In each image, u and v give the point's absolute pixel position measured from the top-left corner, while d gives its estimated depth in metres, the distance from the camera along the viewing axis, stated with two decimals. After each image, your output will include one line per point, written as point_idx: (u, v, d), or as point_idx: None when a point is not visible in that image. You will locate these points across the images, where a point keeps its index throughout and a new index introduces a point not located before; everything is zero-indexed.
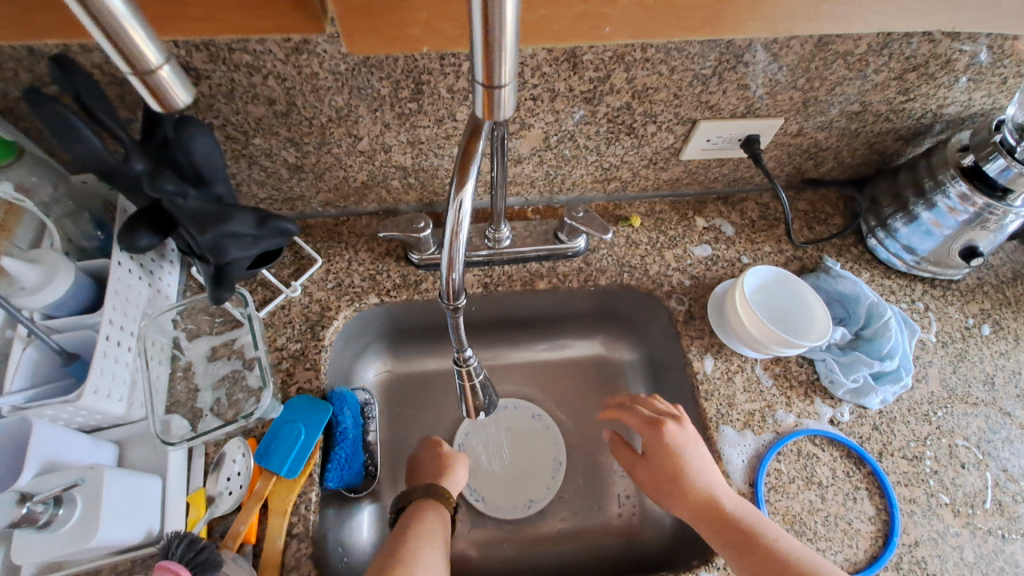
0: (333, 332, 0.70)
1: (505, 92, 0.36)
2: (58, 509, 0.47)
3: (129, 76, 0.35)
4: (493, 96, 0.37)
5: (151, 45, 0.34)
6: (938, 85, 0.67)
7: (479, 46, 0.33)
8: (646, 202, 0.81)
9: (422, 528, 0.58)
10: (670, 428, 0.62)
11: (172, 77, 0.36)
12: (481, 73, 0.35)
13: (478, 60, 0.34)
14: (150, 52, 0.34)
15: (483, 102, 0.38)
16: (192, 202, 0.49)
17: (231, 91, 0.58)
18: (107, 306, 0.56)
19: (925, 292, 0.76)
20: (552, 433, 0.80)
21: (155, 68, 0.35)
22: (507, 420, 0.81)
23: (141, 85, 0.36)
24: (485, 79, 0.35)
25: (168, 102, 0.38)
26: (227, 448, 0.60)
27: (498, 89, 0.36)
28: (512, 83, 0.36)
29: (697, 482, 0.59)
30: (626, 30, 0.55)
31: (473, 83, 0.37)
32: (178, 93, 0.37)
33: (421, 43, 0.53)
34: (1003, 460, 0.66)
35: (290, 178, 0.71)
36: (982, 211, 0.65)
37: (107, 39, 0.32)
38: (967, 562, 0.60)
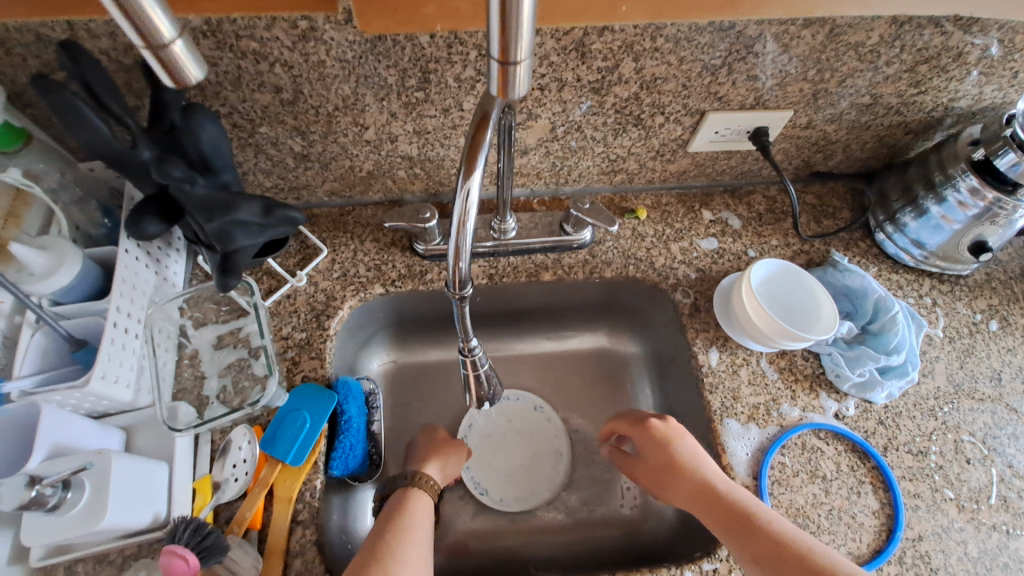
0: (338, 321, 0.70)
1: (520, 70, 0.36)
2: (66, 491, 0.48)
3: (142, 50, 0.35)
4: (507, 73, 0.36)
5: (164, 18, 0.33)
6: (950, 78, 0.67)
7: (496, 27, 0.33)
8: (652, 195, 0.81)
9: (405, 521, 0.57)
10: (658, 426, 0.64)
11: (185, 51, 0.36)
12: (497, 50, 0.35)
13: (492, 36, 0.34)
14: (163, 25, 0.34)
15: (497, 79, 0.37)
16: (200, 189, 0.51)
17: (238, 78, 0.58)
18: (114, 293, 0.56)
19: (933, 287, 0.76)
20: (554, 426, 0.80)
21: (168, 42, 0.35)
22: (509, 411, 0.81)
23: (153, 60, 0.36)
24: (499, 56, 0.35)
25: (180, 77, 0.38)
26: (233, 435, 0.61)
27: (511, 66, 0.36)
28: (528, 60, 0.36)
29: (694, 475, 0.59)
30: (642, 10, 0.54)
31: (488, 60, 0.37)
32: (190, 68, 0.37)
33: (433, 22, 0.53)
34: (1009, 455, 0.66)
35: (296, 167, 0.70)
36: (993, 206, 0.64)
37: (121, 12, 0.32)
38: (971, 557, 0.60)
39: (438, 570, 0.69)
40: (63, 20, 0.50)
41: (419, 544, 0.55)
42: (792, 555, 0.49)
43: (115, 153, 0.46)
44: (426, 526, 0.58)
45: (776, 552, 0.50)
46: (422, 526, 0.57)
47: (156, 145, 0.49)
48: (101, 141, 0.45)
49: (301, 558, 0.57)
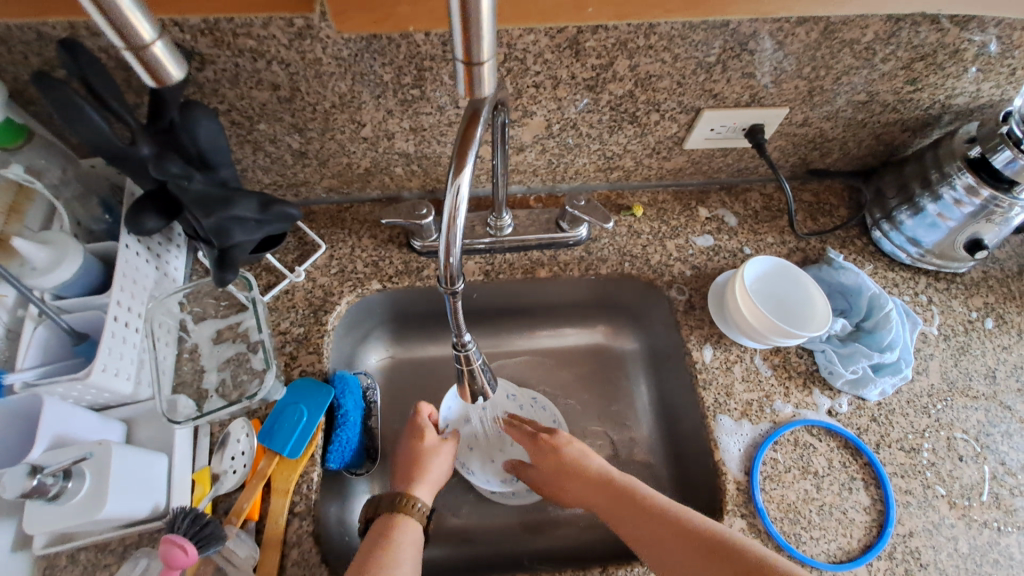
0: (335, 317, 0.71)
1: (484, 69, 0.37)
2: (68, 481, 0.49)
3: (124, 52, 0.37)
4: (473, 74, 0.38)
5: (147, 23, 0.36)
6: (946, 75, 0.66)
7: (458, 35, 0.35)
8: (649, 192, 0.81)
9: (394, 545, 0.57)
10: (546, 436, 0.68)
11: (165, 53, 0.38)
12: (461, 52, 0.36)
13: (456, 41, 0.35)
14: (143, 27, 0.36)
15: (463, 80, 0.39)
16: (196, 184, 0.51)
17: (236, 76, 0.58)
18: (115, 288, 0.57)
19: (929, 285, 0.76)
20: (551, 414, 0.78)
21: (149, 44, 0.37)
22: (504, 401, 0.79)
23: (135, 60, 0.38)
24: (464, 56, 0.36)
25: (161, 75, 0.40)
26: (232, 428, 0.62)
27: (477, 66, 0.37)
28: (491, 59, 0.37)
29: (592, 475, 0.64)
30: (609, 12, 0.55)
31: (455, 62, 0.38)
32: (170, 66, 0.39)
33: (407, 22, 0.54)
34: (1001, 453, 0.66)
35: (294, 164, 0.71)
36: (988, 204, 0.64)
37: (105, 20, 0.34)
38: (962, 553, 0.60)
39: (433, 562, 0.70)
40: (63, 18, 0.51)
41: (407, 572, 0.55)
42: (677, 533, 0.55)
43: (113, 150, 0.47)
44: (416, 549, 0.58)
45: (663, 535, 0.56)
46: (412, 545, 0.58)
47: (154, 141, 0.50)
48: (100, 138, 0.46)
49: (298, 548, 0.58)
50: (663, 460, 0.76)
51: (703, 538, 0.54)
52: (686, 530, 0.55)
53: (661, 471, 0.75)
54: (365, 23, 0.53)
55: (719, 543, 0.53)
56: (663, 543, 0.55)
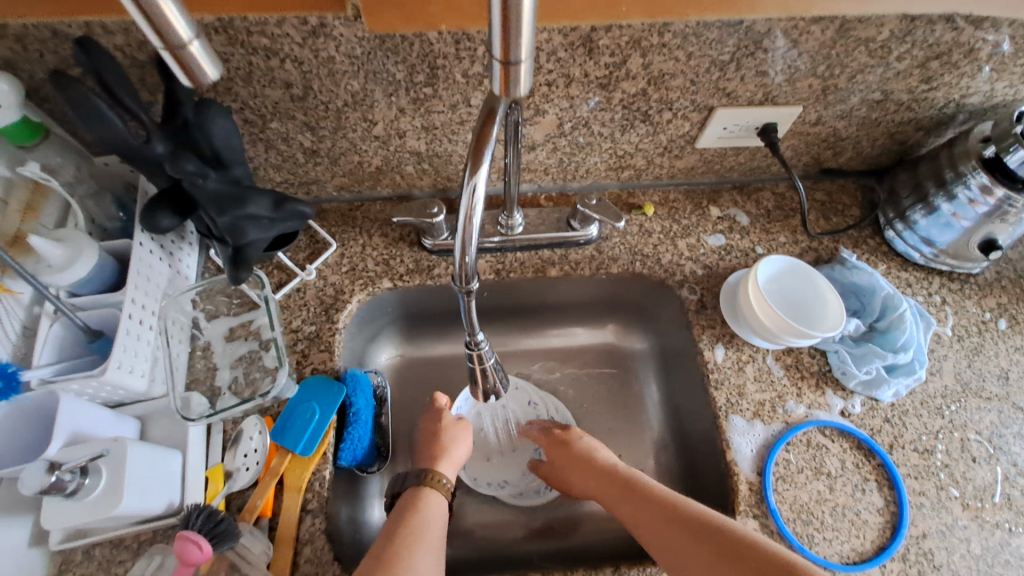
0: (347, 315, 0.71)
1: (520, 69, 0.37)
2: (84, 477, 0.49)
3: (162, 51, 0.36)
4: (509, 72, 0.38)
5: (184, 21, 0.34)
6: (961, 74, 0.66)
7: (498, 33, 0.35)
8: (660, 191, 0.81)
9: (420, 517, 0.58)
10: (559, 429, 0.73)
11: (201, 53, 0.37)
12: (499, 50, 0.36)
13: (496, 35, 0.35)
14: (182, 28, 0.35)
15: (500, 77, 0.38)
16: (211, 183, 0.51)
17: (249, 74, 0.58)
18: (129, 285, 0.57)
19: (942, 285, 0.75)
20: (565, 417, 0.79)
21: (186, 43, 0.36)
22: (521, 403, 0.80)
23: (172, 60, 0.37)
24: (502, 55, 0.36)
25: (197, 77, 0.38)
26: (244, 425, 0.62)
27: (514, 65, 0.37)
28: (528, 61, 0.37)
29: (604, 468, 0.67)
30: (642, 9, 0.55)
31: (492, 60, 0.38)
32: (207, 67, 0.38)
33: (438, 21, 0.54)
34: (1015, 455, 0.65)
35: (306, 163, 0.71)
36: (1002, 204, 0.63)
37: (143, 17, 0.33)
38: (975, 555, 0.60)
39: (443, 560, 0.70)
40: (79, 17, 0.52)
41: (433, 545, 0.56)
42: (687, 532, 0.55)
43: (130, 149, 0.48)
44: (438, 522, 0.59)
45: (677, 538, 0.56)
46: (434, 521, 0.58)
47: (169, 140, 0.50)
48: (117, 136, 0.46)
49: (310, 546, 0.58)
50: (673, 460, 0.75)
51: (716, 540, 0.54)
52: (696, 530, 0.55)
53: (671, 470, 0.75)
54: (398, 19, 0.53)
55: (734, 545, 0.53)
56: (678, 547, 0.55)
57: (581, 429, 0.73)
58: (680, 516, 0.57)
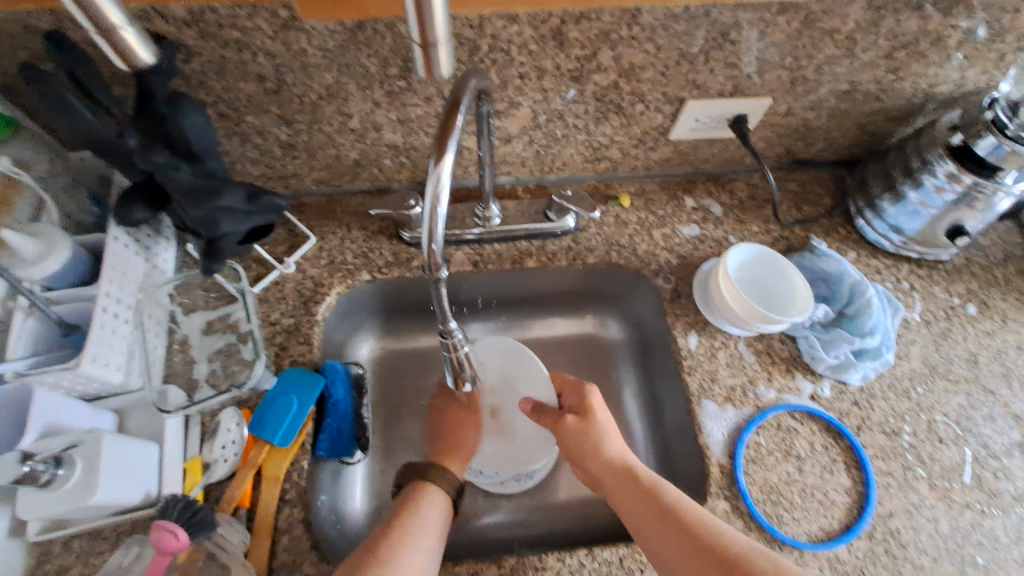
0: (326, 308, 0.72)
1: (441, 51, 0.38)
2: (59, 468, 0.49)
3: (98, 39, 0.40)
4: (430, 55, 0.39)
5: (117, 9, 0.38)
6: (929, 63, 0.67)
7: (411, 13, 0.36)
8: (636, 182, 0.82)
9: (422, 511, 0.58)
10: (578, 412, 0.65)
11: (135, 38, 0.40)
12: (416, 32, 0.37)
13: (411, 18, 0.36)
14: (115, 18, 0.38)
15: (421, 62, 0.39)
16: (183, 175, 0.52)
17: (223, 67, 0.59)
18: (103, 279, 0.57)
19: (911, 272, 0.77)
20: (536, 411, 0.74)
21: (120, 31, 0.39)
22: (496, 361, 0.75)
23: (108, 46, 0.40)
24: (420, 38, 0.37)
25: (133, 60, 0.42)
26: (221, 418, 0.63)
27: (433, 47, 0.38)
28: (448, 38, 0.38)
29: (612, 462, 0.61)
30: None
31: (412, 46, 0.39)
32: (141, 52, 0.42)
33: (367, 7, 0.54)
34: (983, 436, 0.67)
35: (283, 156, 0.71)
36: (970, 190, 0.65)
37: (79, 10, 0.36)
38: (942, 533, 0.61)
39: None
40: (50, 11, 0.52)
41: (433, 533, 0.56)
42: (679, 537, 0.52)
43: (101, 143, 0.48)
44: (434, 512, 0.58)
45: (683, 553, 0.51)
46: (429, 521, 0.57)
47: (141, 134, 0.51)
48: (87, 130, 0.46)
49: (288, 535, 0.59)
50: (650, 447, 0.77)
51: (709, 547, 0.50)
52: (689, 535, 0.51)
53: (649, 456, 0.76)
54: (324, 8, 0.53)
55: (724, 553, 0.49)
56: (670, 552, 0.51)
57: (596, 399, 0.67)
58: (697, 539, 0.51)
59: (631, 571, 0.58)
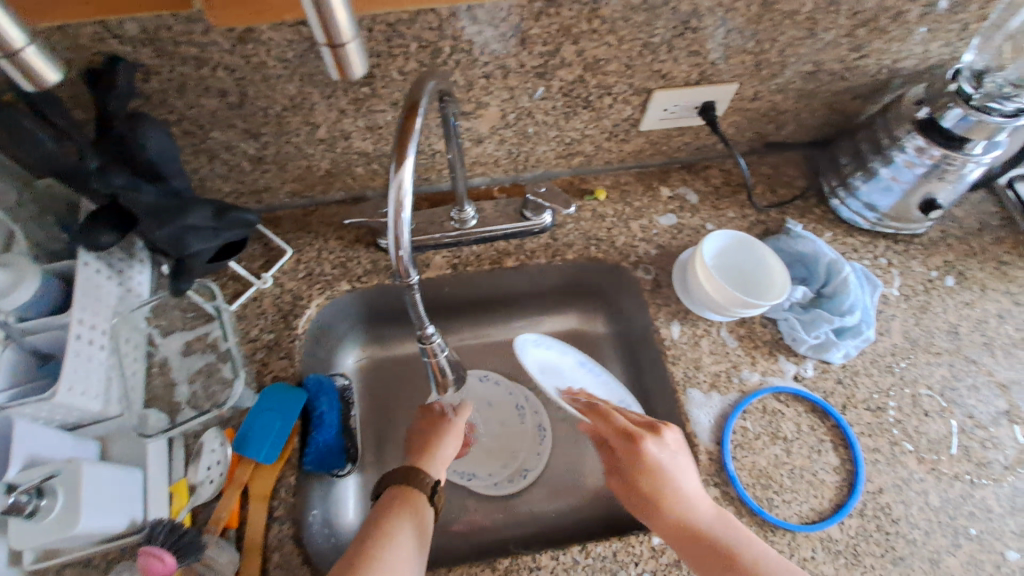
0: (306, 320, 0.71)
1: (351, 51, 0.35)
2: (41, 499, 0.49)
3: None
4: (341, 57, 0.35)
5: (12, 23, 0.34)
6: (891, 39, 0.68)
7: (313, 16, 0.32)
8: (611, 175, 0.82)
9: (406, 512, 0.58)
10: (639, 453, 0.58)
11: (39, 57, 0.36)
12: (321, 33, 0.33)
13: (312, 18, 0.33)
14: (10, 30, 0.35)
15: (334, 65, 0.36)
16: (146, 198, 0.51)
17: (183, 85, 0.58)
18: (76, 306, 0.56)
19: (888, 248, 0.77)
20: (621, 392, 0.72)
21: (18, 49, 0.35)
22: (534, 364, 0.68)
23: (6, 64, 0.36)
24: (325, 38, 0.34)
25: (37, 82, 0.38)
26: (204, 439, 0.62)
27: (342, 48, 0.34)
28: (357, 38, 0.35)
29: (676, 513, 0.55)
30: None
31: (321, 48, 0.35)
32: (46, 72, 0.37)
33: (283, 11, 0.51)
34: (969, 406, 0.68)
35: (253, 171, 0.71)
36: (940, 163, 0.65)
37: None
38: (933, 506, 0.62)
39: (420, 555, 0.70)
40: None
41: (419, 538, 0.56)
42: None
43: None
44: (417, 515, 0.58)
45: None
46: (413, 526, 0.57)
47: (101, 158, 0.50)
48: None
49: (279, 552, 0.58)
50: None
51: None
52: None
53: None
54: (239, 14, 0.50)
55: None
56: None
57: (656, 437, 0.59)
58: None
59: (625, 564, 0.58)
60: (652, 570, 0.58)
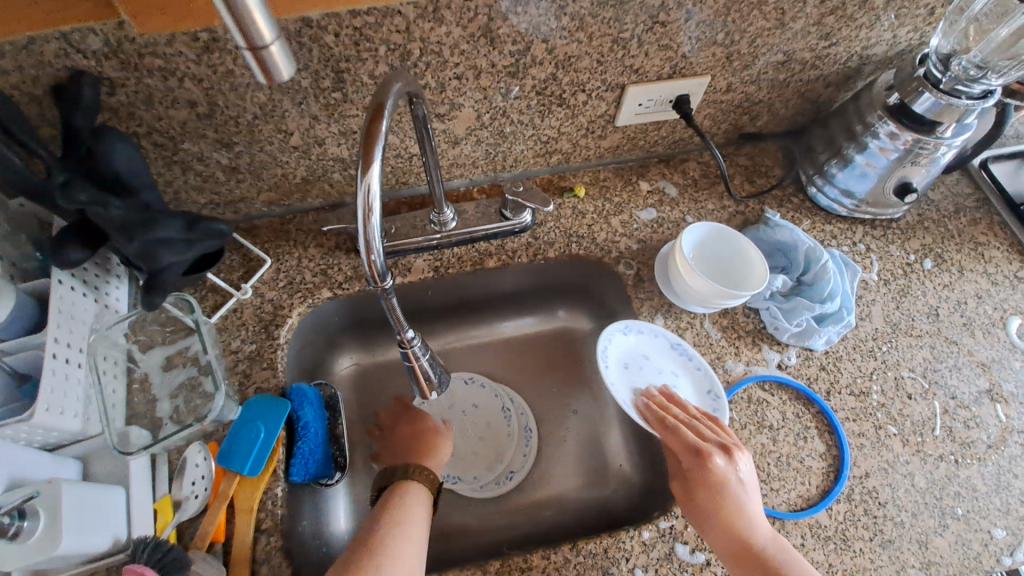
0: (288, 330, 0.71)
1: (274, 53, 0.34)
2: (23, 520, 0.48)
3: None
4: (263, 59, 0.35)
5: None
6: (859, 26, 0.68)
7: (226, 16, 0.32)
8: (590, 171, 0.82)
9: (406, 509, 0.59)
10: (709, 469, 0.58)
11: None
12: (240, 38, 0.33)
13: (227, 21, 0.32)
14: None
15: (258, 68, 0.35)
16: (114, 212, 0.51)
17: (150, 97, 0.57)
18: (51, 324, 0.55)
19: (866, 233, 0.78)
20: (712, 379, 0.66)
21: None
22: (615, 364, 0.69)
23: None
24: (245, 41, 0.33)
25: None
26: (187, 454, 0.61)
27: (263, 49, 0.34)
28: (279, 39, 0.34)
29: (734, 532, 0.55)
30: None
31: (243, 51, 0.35)
32: None
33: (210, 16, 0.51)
34: (951, 387, 0.68)
35: (228, 181, 0.70)
36: (913, 147, 0.66)
37: None
38: (919, 488, 0.62)
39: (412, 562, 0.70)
40: None
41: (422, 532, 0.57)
42: None
43: None
44: (419, 512, 0.59)
45: None
46: (417, 521, 0.58)
47: (68, 174, 0.50)
48: None
49: (267, 565, 0.59)
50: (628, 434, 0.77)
51: None
52: None
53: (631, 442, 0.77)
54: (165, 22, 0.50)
55: None
56: None
57: (727, 456, 0.59)
58: None
59: (616, 560, 0.58)
60: (644, 565, 0.58)
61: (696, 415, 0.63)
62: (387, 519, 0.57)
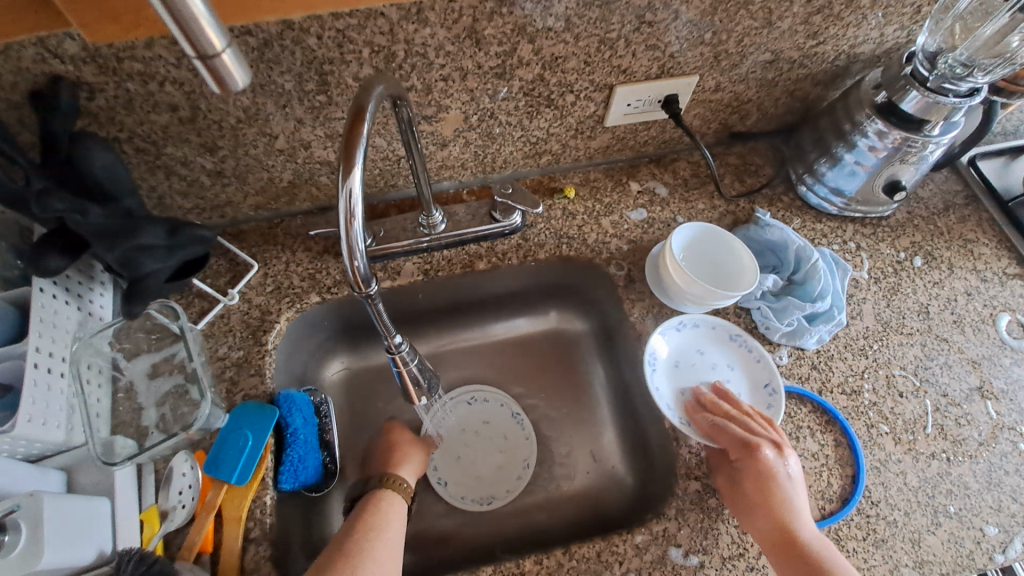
0: (276, 336, 0.70)
1: (227, 60, 0.34)
2: (3, 534, 0.46)
3: None
4: (215, 67, 0.34)
5: None
6: (846, 25, 0.68)
7: (170, 23, 0.31)
8: (580, 172, 0.82)
9: (379, 515, 0.60)
10: (757, 460, 0.59)
11: None
12: (189, 47, 0.33)
13: (175, 32, 0.32)
14: None
15: (210, 77, 0.34)
16: (94, 219, 0.50)
17: (130, 102, 0.57)
18: (32, 333, 0.54)
19: (856, 232, 0.78)
20: (773, 372, 0.66)
21: None
22: (667, 360, 0.70)
23: None
24: (193, 51, 0.33)
25: None
26: (174, 463, 0.61)
27: (215, 58, 0.33)
28: (230, 46, 0.34)
29: (778, 522, 0.56)
30: None
31: (194, 61, 0.34)
32: None
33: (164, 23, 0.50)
34: (942, 385, 0.68)
35: (213, 186, 0.69)
36: (902, 145, 0.66)
37: None
38: (911, 486, 0.62)
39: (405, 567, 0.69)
40: None
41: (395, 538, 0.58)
42: None
43: None
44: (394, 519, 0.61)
45: None
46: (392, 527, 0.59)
47: (44, 181, 0.49)
48: None
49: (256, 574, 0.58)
50: (622, 435, 0.77)
51: None
52: None
53: (624, 444, 0.76)
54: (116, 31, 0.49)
55: None
56: None
57: (776, 450, 0.60)
58: None
59: (609, 564, 0.58)
60: (637, 569, 0.58)
61: (747, 411, 0.64)
62: (362, 524, 0.58)
